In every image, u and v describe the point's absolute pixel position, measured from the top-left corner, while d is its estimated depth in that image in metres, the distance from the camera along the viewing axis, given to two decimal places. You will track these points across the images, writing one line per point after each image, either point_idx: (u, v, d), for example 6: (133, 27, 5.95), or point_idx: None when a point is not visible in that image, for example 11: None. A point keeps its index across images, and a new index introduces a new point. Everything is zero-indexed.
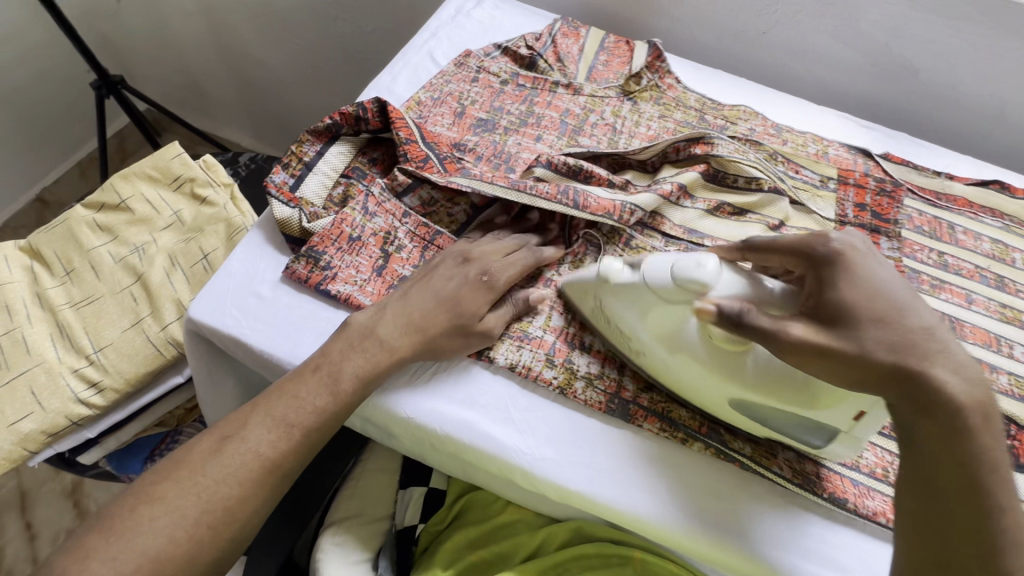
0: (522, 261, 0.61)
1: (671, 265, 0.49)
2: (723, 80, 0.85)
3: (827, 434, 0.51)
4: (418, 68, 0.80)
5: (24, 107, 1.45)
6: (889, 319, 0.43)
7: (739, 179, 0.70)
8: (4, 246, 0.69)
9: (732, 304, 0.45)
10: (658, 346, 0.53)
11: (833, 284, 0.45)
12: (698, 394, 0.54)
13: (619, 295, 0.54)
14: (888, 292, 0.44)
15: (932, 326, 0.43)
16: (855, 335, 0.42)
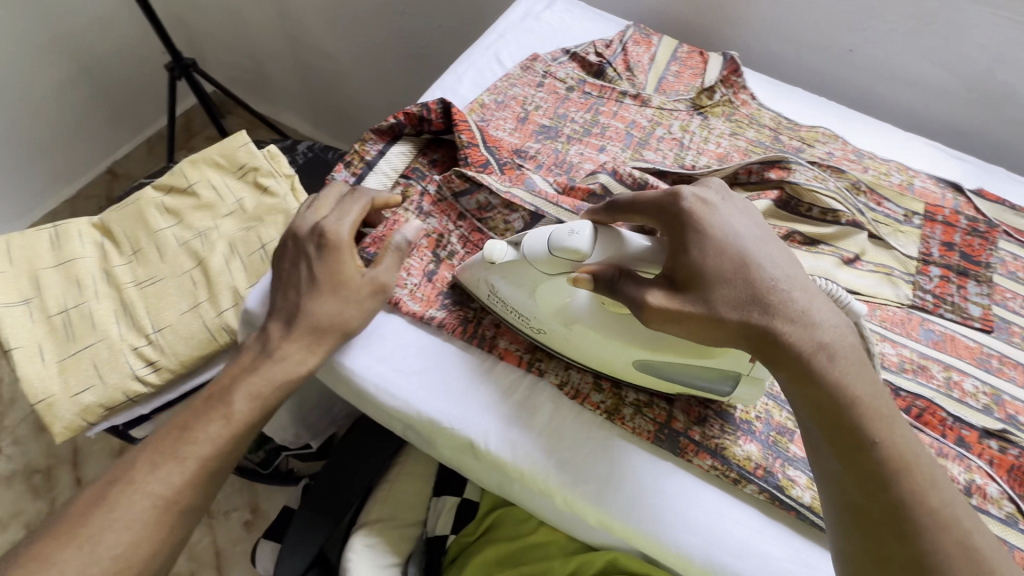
0: (358, 205, 0.59)
1: (548, 237, 0.50)
2: (801, 98, 0.81)
3: (730, 378, 0.52)
4: (483, 69, 0.79)
5: (102, 85, 1.53)
6: (735, 277, 0.45)
7: (814, 210, 0.66)
8: (78, 221, 0.71)
9: (602, 275, 0.48)
10: (556, 322, 0.54)
11: (688, 244, 0.46)
12: (597, 360, 0.56)
13: (505, 274, 0.54)
14: (737, 247, 0.46)
15: (776, 279, 0.45)
16: (705, 296, 0.45)
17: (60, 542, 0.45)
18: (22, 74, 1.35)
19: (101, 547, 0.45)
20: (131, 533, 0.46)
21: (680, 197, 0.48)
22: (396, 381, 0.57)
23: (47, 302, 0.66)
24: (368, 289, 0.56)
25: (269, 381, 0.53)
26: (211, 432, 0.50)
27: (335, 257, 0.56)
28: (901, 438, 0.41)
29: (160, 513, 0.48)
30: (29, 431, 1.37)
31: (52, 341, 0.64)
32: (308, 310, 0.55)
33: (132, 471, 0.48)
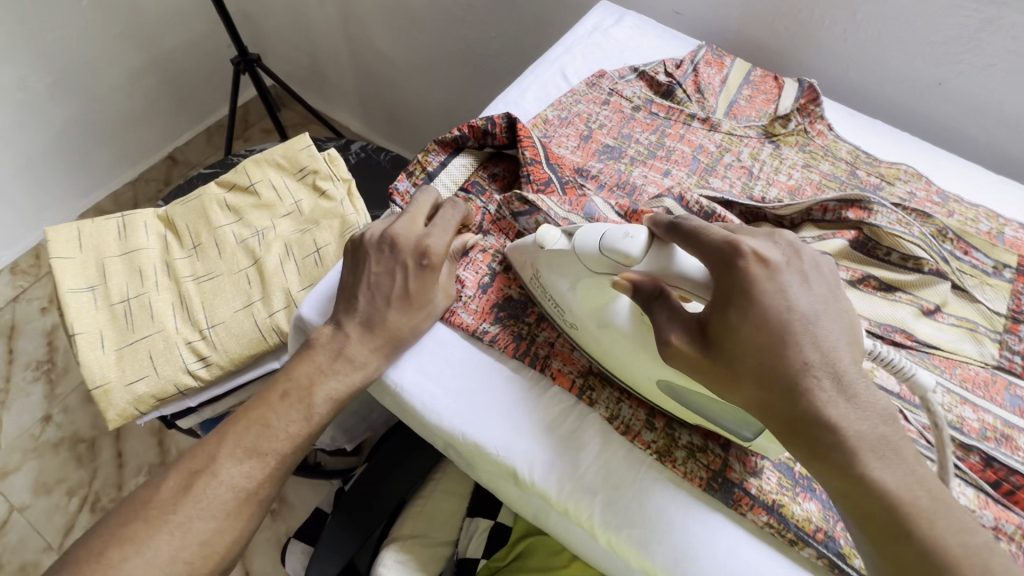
0: (453, 221, 0.59)
1: (602, 237, 0.49)
2: (881, 131, 0.76)
3: (752, 426, 0.47)
4: (548, 84, 0.78)
5: (171, 75, 1.59)
6: (768, 349, 0.41)
7: (893, 254, 0.62)
8: (144, 213, 0.73)
9: (643, 287, 0.46)
10: (590, 324, 0.53)
11: (726, 303, 0.42)
12: (623, 370, 0.53)
13: (551, 263, 0.53)
14: (781, 319, 0.41)
15: (811, 363, 0.41)
16: (732, 361, 0.42)
17: (150, 525, 0.48)
18: (95, 62, 1.41)
19: (190, 533, 0.48)
20: (217, 520, 0.49)
21: (742, 252, 0.43)
22: (443, 400, 0.55)
23: (111, 290, 0.68)
24: (444, 303, 0.58)
25: (347, 385, 0.54)
26: (291, 430, 0.52)
27: (431, 274, 0.57)
28: (950, 536, 0.37)
29: (241, 504, 0.50)
30: (79, 402, 1.43)
31: (112, 328, 0.66)
32: (394, 322, 0.56)
33: (217, 463, 0.50)
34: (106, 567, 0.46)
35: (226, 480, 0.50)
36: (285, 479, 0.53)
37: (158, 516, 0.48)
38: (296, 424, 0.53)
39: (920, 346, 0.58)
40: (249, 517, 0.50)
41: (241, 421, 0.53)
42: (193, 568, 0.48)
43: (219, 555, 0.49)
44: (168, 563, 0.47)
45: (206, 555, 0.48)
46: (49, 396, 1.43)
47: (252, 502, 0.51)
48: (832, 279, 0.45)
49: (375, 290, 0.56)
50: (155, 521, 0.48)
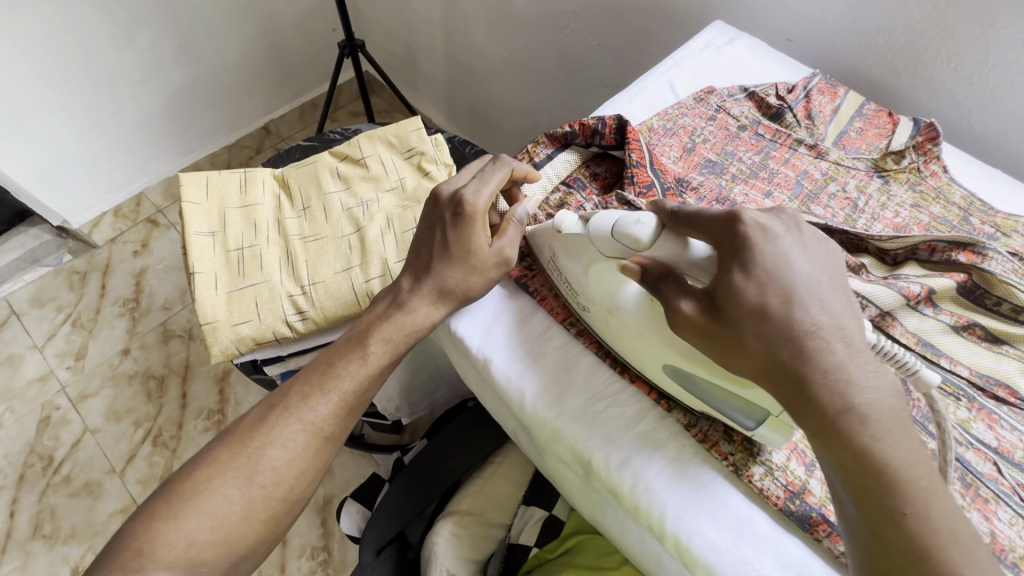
0: (499, 176, 0.58)
1: (615, 221, 0.51)
2: (1000, 179, 0.73)
3: (757, 415, 0.48)
4: (655, 94, 0.79)
5: (279, 54, 1.71)
6: (772, 313, 0.42)
7: (1003, 305, 0.59)
8: (263, 171, 0.79)
9: (651, 271, 0.48)
10: (603, 306, 0.54)
11: (728, 271, 0.44)
12: (633, 352, 0.54)
13: (569, 248, 0.55)
14: (784, 283, 0.43)
15: (820, 325, 0.42)
16: (734, 322, 0.43)
17: (232, 453, 0.50)
18: (219, 33, 1.53)
19: (264, 460, 0.50)
20: (290, 451, 0.51)
21: (736, 223, 0.46)
22: (529, 379, 0.57)
23: (228, 237, 0.73)
24: (493, 263, 0.57)
25: (400, 328, 0.56)
26: (353, 371, 0.54)
27: (468, 227, 0.56)
28: (940, 514, 0.39)
29: (311, 440, 0.52)
30: (155, 341, 1.53)
31: (226, 271, 0.71)
32: (437, 274, 0.57)
33: (287, 400, 0.53)
34: (194, 486, 0.49)
35: (301, 417, 0.52)
36: (356, 417, 0.55)
37: (243, 442, 0.51)
38: (355, 366, 0.55)
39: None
40: (319, 452, 0.52)
41: (315, 370, 0.55)
42: (267, 496, 0.50)
43: (289, 484, 0.51)
44: (245, 484, 0.50)
45: (282, 485, 0.51)
46: (131, 331, 1.54)
47: (323, 440, 0.53)
48: (830, 250, 0.47)
49: (419, 248, 0.59)
50: (237, 448, 0.51)
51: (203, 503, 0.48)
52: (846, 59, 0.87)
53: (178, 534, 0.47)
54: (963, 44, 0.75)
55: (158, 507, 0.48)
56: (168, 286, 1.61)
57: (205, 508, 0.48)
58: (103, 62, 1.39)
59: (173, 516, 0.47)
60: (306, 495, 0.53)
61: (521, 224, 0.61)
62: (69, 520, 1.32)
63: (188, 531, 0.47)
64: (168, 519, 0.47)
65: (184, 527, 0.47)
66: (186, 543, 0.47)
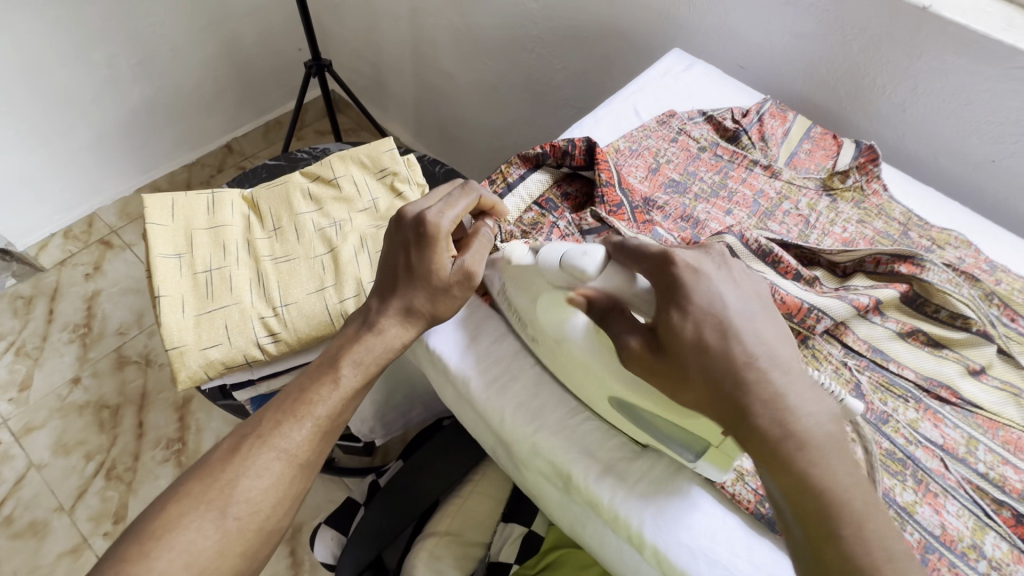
0: (465, 202, 0.59)
1: (562, 253, 0.52)
2: (933, 197, 0.80)
3: (696, 448, 0.50)
4: (621, 118, 0.82)
5: (243, 72, 1.69)
6: (710, 346, 0.45)
7: (942, 311, 0.64)
8: (231, 192, 0.78)
9: (597, 304, 0.51)
10: (550, 339, 0.55)
11: (670, 308, 0.47)
12: (578, 380, 0.56)
13: (517, 280, 0.57)
14: (718, 317, 0.46)
15: (756, 351, 0.46)
16: (679, 356, 0.46)
17: (203, 486, 0.49)
18: (179, 50, 1.51)
19: (238, 491, 0.49)
20: (265, 480, 0.50)
21: (674, 262, 0.48)
22: (507, 396, 0.58)
23: (195, 260, 0.72)
24: (454, 279, 0.57)
25: (370, 350, 0.56)
26: (326, 395, 0.53)
27: (430, 248, 0.56)
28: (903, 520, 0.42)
29: (287, 468, 0.51)
30: (108, 368, 1.46)
31: (193, 294, 0.69)
32: (403, 295, 0.57)
33: (261, 428, 0.52)
34: (163, 524, 0.47)
35: (274, 445, 0.51)
36: (332, 441, 0.54)
37: (213, 475, 0.49)
38: (328, 391, 0.54)
39: (964, 404, 0.61)
40: (295, 480, 0.51)
41: (285, 398, 0.54)
42: (243, 527, 0.49)
43: (265, 514, 0.50)
44: (219, 517, 0.48)
45: (257, 517, 0.49)
46: (81, 359, 1.46)
47: (299, 467, 0.52)
48: (757, 282, 0.51)
49: (386, 270, 0.59)
50: (208, 481, 0.49)
51: (174, 540, 0.46)
52: (793, 86, 0.94)
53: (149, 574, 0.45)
54: (896, 74, 0.82)
55: (128, 546, 0.46)
56: (122, 310, 1.54)
57: (175, 546, 0.46)
58: (55, 78, 1.34)
59: (143, 556, 0.45)
60: (283, 525, 0.52)
61: (489, 240, 0.60)
62: (10, 563, 1.23)
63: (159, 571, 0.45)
64: (138, 560, 0.45)
65: (155, 566, 0.45)
66: None
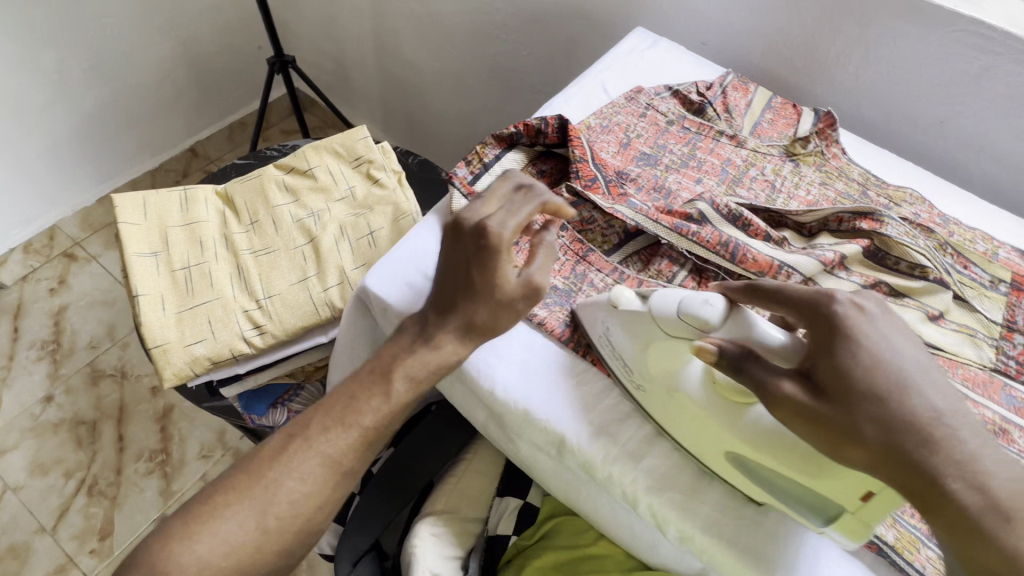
0: (528, 209, 0.56)
1: (680, 299, 0.50)
2: (888, 159, 0.84)
3: (825, 515, 0.48)
4: (590, 96, 0.84)
5: (202, 72, 1.64)
6: (884, 395, 0.42)
7: (901, 263, 0.68)
8: (204, 188, 0.77)
9: (729, 352, 0.46)
10: (661, 386, 0.53)
11: (832, 351, 0.44)
12: (689, 436, 0.53)
13: (625, 324, 0.54)
14: (895, 368, 0.43)
15: (940, 411, 0.42)
16: (848, 405, 0.42)
17: (250, 481, 0.51)
18: (133, 52, 1.46)
19: (281, 491, 0.51)
20: (307, 484, 0.51)
21: (837, 301, 0.45)
22: (498, 369, 0.59)
23: (172, 257, 0.71)
24: (520, 290, 0.55)
25: (424, 364, 0.55)
26: (375, 405, 0.53)
27: (495, 262, 0.54)
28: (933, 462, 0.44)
29: (328, 473, 0.52)
30: (82, 383, 1.42)
31: (172, 292, 0.69)
32: (464, 309, 0.55)
33: (308, 430, 0.53)
34: None
35: (316, 449, 0.52)
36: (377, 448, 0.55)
37: (257, 473, 0.51)
38: (377, 402, 0.53)
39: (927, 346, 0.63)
40: (333, 487, 0.52)
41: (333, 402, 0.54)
42: (283, 526, 0.50)
43: (306, 517, 0.51)
44: (259, 514, 0.50)
45: (297, 519, 0.51)
46: (53, 376, 1.42)
47: (341, 475, 0.53)
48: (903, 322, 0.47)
49: (446, 284, 0.56)
50: (254, 478, 0.51)
51: None
52: (752, 60, 0.97)
53: (193, 555, 0.48)
54: (848, 43, 0.86)
55: None
56: (92, 323, 1.49)
57: None
58: (2, 86, 1.29)
59: (189, 538, 0.48)
60: (323, 526, 0.53)
61: (553, 248, 0.59)
62: None
63: (201, 554, 0.48)
64: (184, 540, 0.48)
65: (198, 549, 0.48)
66: (199, 565, 0.48)
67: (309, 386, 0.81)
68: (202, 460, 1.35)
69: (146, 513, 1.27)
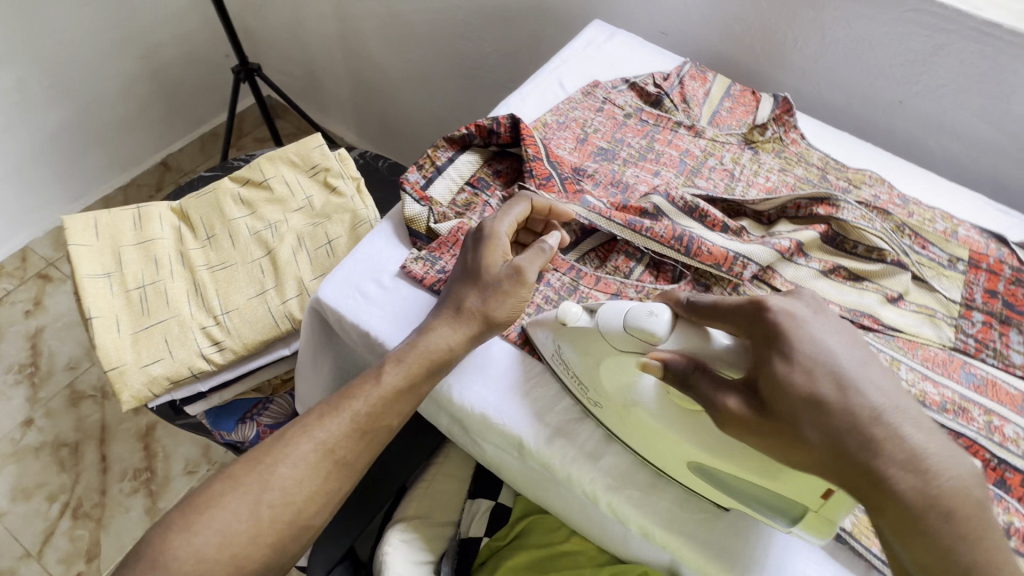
0: (518, 209, 0.61)
1: (626, 313, 0.49)
2: (848, 141, 0.84)
3: (789, 515, 0.47)
4: (547, 92, 0.84)
5: (168, 84, 1.62)
6: (826, 400, 0.41)
7: (860, 246, 0.68)
8: (158, 205, 0.76)
9: (676, 366, 0.46)
10: (616, 403, 0.52)
11: (771, 361, 0.44)
12: (649, 450, 0.52)
13: (574, 343, 0.53)
14: (832, 368, 0.42)
15: (880, 408, 0.41)
16: (792, 417, 0.42)
17: (249, 467, 0.51)
18: (94, 66, 1.44)
19: (276, 478, 0.50)
20: (300, 471, 0.51)
21: (769, 308, 0.45)
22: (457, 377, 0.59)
23: (127, 277, 0.70)
24: (505, 276, 0.56)
25: (415, 346, 0.55)
26: (367, 392, 0.53)
27: (483, 247, 0.58)
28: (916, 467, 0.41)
29: (320, 461, 0.51)
30: (62, 405, 1.40)
31: (128, 312, 0.68)
32: (455, 293, 0.57)
33: (308, 417, 0.53)
34: None
35: (311, 435, 0.52)
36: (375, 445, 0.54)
37: (257, 459, 0.51)
38: (369, 389, 0.54)
39: (885, 329, 0.64)
40: (327, 476, 0.52)
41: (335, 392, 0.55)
42: (274, 517, 0.50)
43: (298, 507, 0.51)
44: (254, 503, 0.50)
45: (290, 507, 0.50)
46: (32, 399, 1.40)
47: (334, 464, 0.52)
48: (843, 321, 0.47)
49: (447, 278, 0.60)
50: (251, 462, 0.51)
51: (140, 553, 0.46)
52: (711, 49, 0.97)
53: (190, 547, 0.47)
54: (804, 27, 0.86)
55: None
56: (70, 344, 1.47)
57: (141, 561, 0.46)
58: None
59: (186, 529, 0.48)
60: (315, 521, 0.52)
61: (546, 249, 0.58)
62: None
63: (197, 546, 0.48)
64: (181, 532, 0.48)
65: (194, 541, 0.48)
66: (196, 559, 0.47)
67: (279, 398, 0.80)
68: (187, 476, 1.34)
69: (132, 532, 1.27)
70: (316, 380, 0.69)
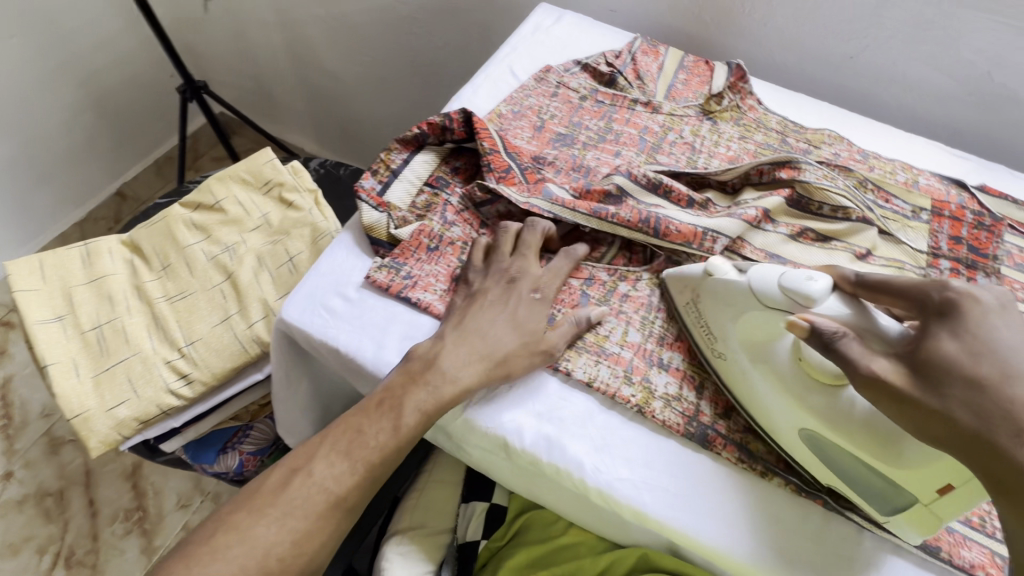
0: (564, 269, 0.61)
1: (782, 275, 0.49)
2: (804, 102, 0.84)
3: (896, 505, 0.46)
4: (499, 82, 0.82)
5: (113, 111, 1.56)
6: (989, 383, 0.37)
7: (824, 207, 0.67)
8: (108, 239, 0.73)
9: (823, 328, 0.43)
10: (745, 355, 0.52)
11: (938, 339, 0.40)
12: (769, 414, 0.51)
13: (716, 296, 0.54)
14: (1006, 358, 0.37)
15: None
16: (946, 391, 0.38)
17: (251, 520, 0.49)
18: (31, 101, 1.37)
19: (284, 530, 0.48)
20: (308, 522, 0.49)
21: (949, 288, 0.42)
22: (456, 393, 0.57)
23: (81, 319, 0.67)
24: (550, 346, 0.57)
25: (434, 394, 0.53)
26: (383, 437, 0.51)
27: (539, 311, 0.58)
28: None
29: (329, 510, 0.50)
30: (41, 454, 1.36)
31: (86, 355, 0.65)
32: (493, 337, 0.56)
33: (312, 461, 0.51)
34: None
35: (319, 480, 0.50)
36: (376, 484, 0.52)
37: (257, 510, 0.49)
38: (386, 428, 0.52)
39: None
40: (338, 522, 0.50)
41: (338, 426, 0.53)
42: (285, 567, 0.48)
43: (310, 556, 0.49)
44: (262, 561, 0.47)
45: (302, 559, 0.49)
46: (8, 452, 1.35)
47: (344, 511, 0.50)
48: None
49: (481, 310, 0.57)
50: (254, 513, 0.49)
51: None
52: (662, 22, 0.95)
53: None
54: None
55: None
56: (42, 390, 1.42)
57: None
58: None
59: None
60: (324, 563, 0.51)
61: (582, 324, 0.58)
62: None
63: None
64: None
65: None
66: None
67: (258, 424, 0.77)
68: (181, 509, 1.31)
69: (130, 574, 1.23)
70: (293, 402, 0.67)
